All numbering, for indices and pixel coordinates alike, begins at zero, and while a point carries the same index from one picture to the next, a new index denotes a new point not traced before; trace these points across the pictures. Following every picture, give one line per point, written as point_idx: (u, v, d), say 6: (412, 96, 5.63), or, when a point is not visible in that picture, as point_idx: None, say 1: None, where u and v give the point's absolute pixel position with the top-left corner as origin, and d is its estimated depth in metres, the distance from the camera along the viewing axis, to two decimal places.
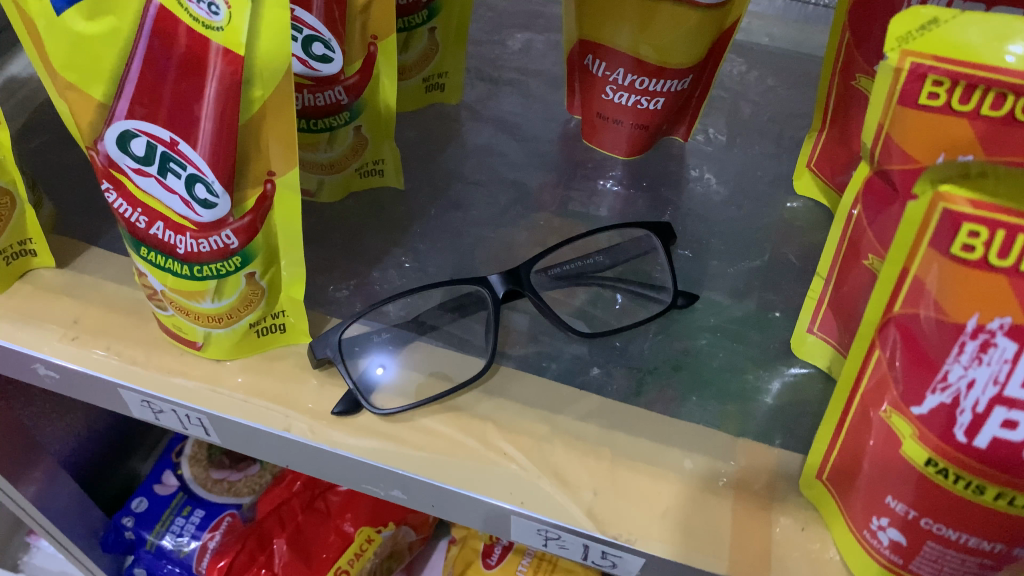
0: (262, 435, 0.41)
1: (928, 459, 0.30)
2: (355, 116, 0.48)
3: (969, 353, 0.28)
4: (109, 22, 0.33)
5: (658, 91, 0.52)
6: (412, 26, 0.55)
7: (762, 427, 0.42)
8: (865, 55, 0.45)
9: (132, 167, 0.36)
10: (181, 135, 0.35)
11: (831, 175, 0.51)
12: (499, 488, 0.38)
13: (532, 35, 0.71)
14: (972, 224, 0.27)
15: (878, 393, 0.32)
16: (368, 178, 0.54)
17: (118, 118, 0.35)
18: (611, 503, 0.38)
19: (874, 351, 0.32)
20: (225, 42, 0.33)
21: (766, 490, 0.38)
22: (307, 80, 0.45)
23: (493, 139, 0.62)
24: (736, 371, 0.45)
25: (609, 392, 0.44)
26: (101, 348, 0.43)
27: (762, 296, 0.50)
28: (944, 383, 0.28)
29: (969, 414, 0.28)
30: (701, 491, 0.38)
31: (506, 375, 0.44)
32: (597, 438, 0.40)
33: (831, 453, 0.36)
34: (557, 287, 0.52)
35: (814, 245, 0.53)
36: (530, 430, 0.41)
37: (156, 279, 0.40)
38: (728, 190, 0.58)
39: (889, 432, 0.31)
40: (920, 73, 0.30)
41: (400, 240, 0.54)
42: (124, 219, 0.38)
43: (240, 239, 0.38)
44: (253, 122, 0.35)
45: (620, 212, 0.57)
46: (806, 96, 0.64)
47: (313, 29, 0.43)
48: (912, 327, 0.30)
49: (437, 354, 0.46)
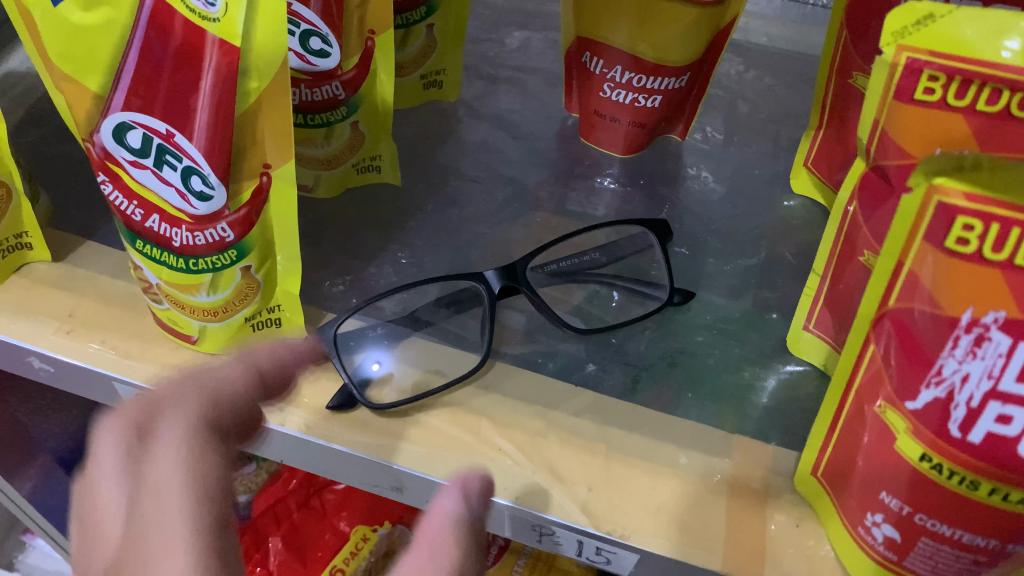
0: (257, 430, 0.40)
1: (922, 455, 0.30)
2: (352, 111, 0.48)
3: (963, 347, 0.28)
4: (106, 13, 0.34)
5: (655, 89, 0.51)
6: (411, 22, 0.55)
7: (757, 425, 0.42)
8: (862, 53, 0.44)
9: (128, 159, 0.36)
10: (177, 127, 0.35)
11: (827, 173, 0.51)
12: (495, 484, 0.38)
13: (530, 33, 0.71)
14: (966, 217, 0.27)
15: (872, 388, 0.32)
16: (365, 174, 0.53)
17: (115, 110, 0.35)
18: (606, 498, 0.38)
19: (868, 347, 0.32)
20: (220, 33, 0.33)
21: (761, 486, 0.38)
22: (304, 74, 0.46)
23: (491, 136, 0.62)
24: (732, 368, 0.45)
25: (606, 389, 0.44)
26: (96, 342, 0.43)
27: (759, 294, 0.50)
28: (938, 377, 0.29)
29: (963, 409, 0.28)
30: (697, 487, 0.38)
31: (502, 371, 0.44)
32: (593, 434, 0.40)
33: (826, 449, 0.36)
34: (554, 284, 0.52)
35: (811, 243, 0.53)
36: (525, 425, 0.41)
37: (151, 272, 0.40)
38: (725, 187, 0.58)
39: (883, 427, 0.31)
40: (916, 68, 0.30)
41: (397, 236, 0.54)
42: (120, 211, 0.38)
43: (236, 231, 0.38)
44: (249, 114, 0.35)
45: (618, 209, 0.57)
46: (804, 95, 0.64)
47: (310, 23, 0.43)
48: (907, 321, 0.29)
49: (434, 348, 0.46)
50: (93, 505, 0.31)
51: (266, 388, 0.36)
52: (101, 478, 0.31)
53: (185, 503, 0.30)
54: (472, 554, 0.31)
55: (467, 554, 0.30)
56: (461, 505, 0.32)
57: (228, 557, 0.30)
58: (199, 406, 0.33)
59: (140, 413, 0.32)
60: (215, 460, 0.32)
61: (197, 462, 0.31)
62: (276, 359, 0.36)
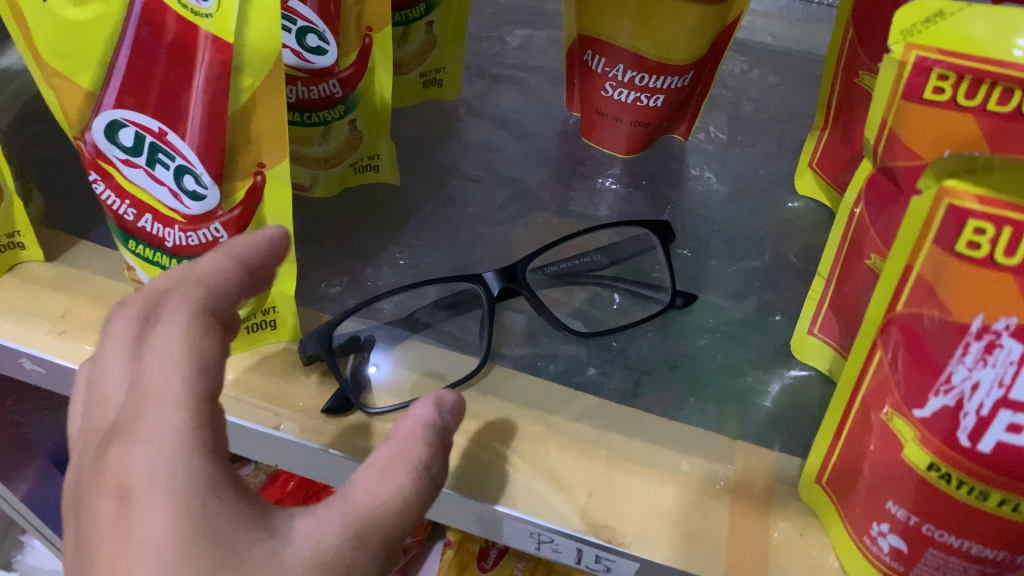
0: (251, 434, 0.39)
1: (930, 464, 0.29)
2: (350, 110, 0.47)
3: (974, 354, 0.27)
4: (97, 8, 0.33)
5: (658, 88, 0.51)
6: (411, 19, 0.54)
7: (760, 431, 0.41)
8: (868, 51, 0.44)
9: (121, 158, 0.36)
10: (170, 125, 0.34)
11: (833, 174, 0.50)
12: (493, 490, 0.37)
13: (532, 31, 0.70)
14: (978, 220, 0.26)
15: (879, 395, 0.31)
16: (364, 173, 0.53)
17: (107, 107, 0.35)
18: (606, 504, 0.37)
19: (875, 352, 0.31)
20: (215, 29, 0.32)
21: (764, 493, 0.38)
22: (301, 72, 0.45)
23: (492, 135, 0.61)
24: (735, 372, 0.45)
25: (606, 393, 0.44)
26: (89, 343, 0.42)
27: (762, 297, 0.49)
28: (948, 385, 0.28)
29: (973, 417, 0.27)
30: (699, 494, 0.37)
31: (502, 374, 0.43)
32: (592, 439, 0.40)
33: (831, 456, 0.35)
34: (554, 286, 0.52)
35: (815, 245, 0.52)
36: (524, 430, 0.40)
37: (144, 272, 0.39)
38: (728, 188, 0.57)
39: (890, 434, 0.31)
40: (925, 67, 0.29)
41: (396, 236, 0.53)
42: (112, 211, 0.38)
43: (230, 231, 0.37)
44: (243, 111, 0.35)
45: (620, 210, 0.57)
46: (809, 95, 0.63)
47: (307, 20, 0.43)
48: (915, 327, 0.29)
49: (434, 351, 0.45)
50: (99, 373, 0.30)
51: (256, 282, 0.33)
52: (110, 357, 0.30)
53: (183, 369, 0.29)
54: (437, 462, 0.30)
55: (433, 456, 0.30)
56: (436, 411, 0.32)
57: (219, 431, 0.28)
58: (200, 293, 0.31)
59: (145, 300, 0.31)
60: (218, 342, 0.30)
61: (195, 338, 0.29)
62: (261, 251, 0.33)
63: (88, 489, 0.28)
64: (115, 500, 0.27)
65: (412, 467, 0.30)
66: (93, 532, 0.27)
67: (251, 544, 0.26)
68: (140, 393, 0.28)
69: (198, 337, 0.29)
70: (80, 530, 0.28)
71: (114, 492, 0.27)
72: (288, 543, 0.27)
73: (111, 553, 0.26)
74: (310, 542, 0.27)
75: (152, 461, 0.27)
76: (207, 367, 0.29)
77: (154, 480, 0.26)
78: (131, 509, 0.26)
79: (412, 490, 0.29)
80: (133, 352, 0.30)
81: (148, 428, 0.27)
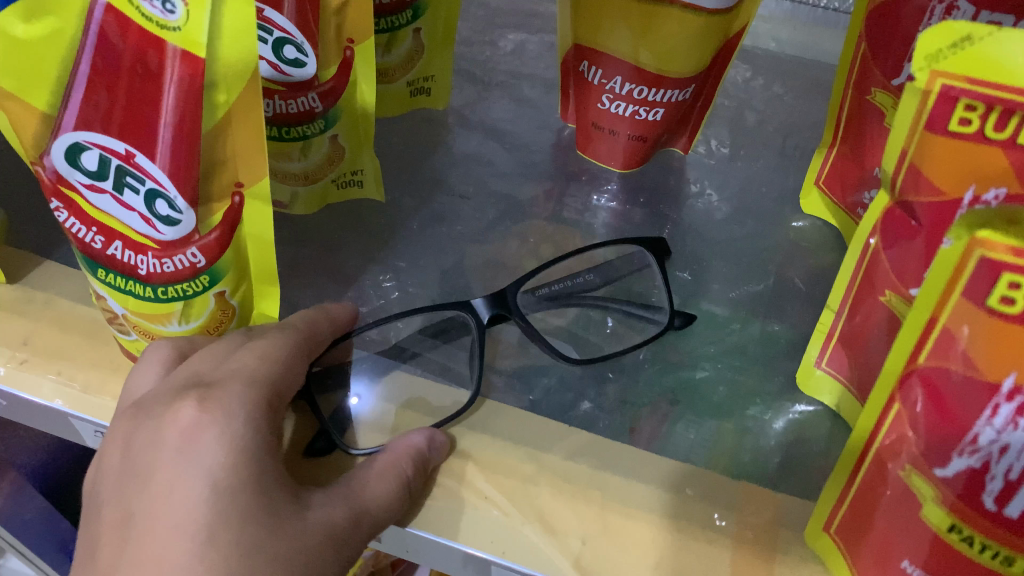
0: None
1: (951, 525, 0.27)
2: (330, 124, 0.45)
3: (1004, 416, 0.25)
4: (51, 23, 0.30)
5: (657, 101, 0.48)
6: (397, 26, 0.51)
7: (761, 471, 0.39)
8: (882, 67, 0.41)
9: (84, 183, 0.33)
10: (137, 146, 0.32)
11: (841, 194, 0.48)
12: (479, 536, 0.35)
13: (525, 36, 0.67)
14: (1013, 274, 0.23)
15: (895, 447, 0.29)
16: (346, 189, 0.50)
17: (67, 130, 0.32)
18: (602, 551, 0.34)
19: (892, 405, 0.29)
20: (184, 43, 0.30)
21: (766, 538, 0.35)
22: (278, 85, 0.42)
23: (483, 146, 0.59)
24: (737, 405, 0.42)
25: (599, 428, 0.41)
26: (54, 373, 0.40)
27: (766, 323, 0.47)
28: (973, 446, 0.26)
29: (1000, 481, 0.25)
30: (698, 540, 0.35)
31: (491, 408, 0.41)
32: (586, 479, 0.37)
33: (841, 504, 0.32)
34: (545, 308, 0.49)
35: (821, 268, 0.50)
36: (513, 469, 0.37)
37: (116, 302, 0.37)
38: (730, 206, 0.55)
39: (907, 490, 0.28)
40: (951, 95, 0.27)
41: (380, 257, 0.50)
42: (76, 238, 0.35)
43: (208, 256, 0.35)
44: (219, 127, 0.32)
45: (617, 228, 0.54)
46: (816, 105, 0.61)
47: (284, 30, 0.40)
48: (938, 380, 0.26)
49: (422, 383, 0.42)
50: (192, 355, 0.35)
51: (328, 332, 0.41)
52: (208, 349, 0.35)
53: (271, 367, 0.35)
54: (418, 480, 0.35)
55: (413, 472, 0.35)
56: (427, 439, 0.37)
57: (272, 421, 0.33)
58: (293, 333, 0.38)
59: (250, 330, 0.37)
60: (297, 365, 0.37)
61: (285, 358, 0.36)
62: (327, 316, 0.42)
63: (154, 425, 0.32)
64: (183, 435, 0.31)
65: (400, 475, 0.35)
66: (156, 455, 0.31)
67: (284, 502, 0.30)
68: (227, 372, 0.34)
69: (287, 356, 0.36)
70: (133, 454, 0.31)
71: (185, 428, 0.31)
72: (311, 512, 0.31)
73: (168, 482, 0.30)
74: (325, 513, 0.31)
75: (229, 420, 0.31)
76: (286, 378, 0.35)
77: (228, 430, 0.31)
78: (198, 443, 0.30)
79: (398, 494, 0.34)
80: (230, 351, 0.35)
81: (231, 393, 0.32)
